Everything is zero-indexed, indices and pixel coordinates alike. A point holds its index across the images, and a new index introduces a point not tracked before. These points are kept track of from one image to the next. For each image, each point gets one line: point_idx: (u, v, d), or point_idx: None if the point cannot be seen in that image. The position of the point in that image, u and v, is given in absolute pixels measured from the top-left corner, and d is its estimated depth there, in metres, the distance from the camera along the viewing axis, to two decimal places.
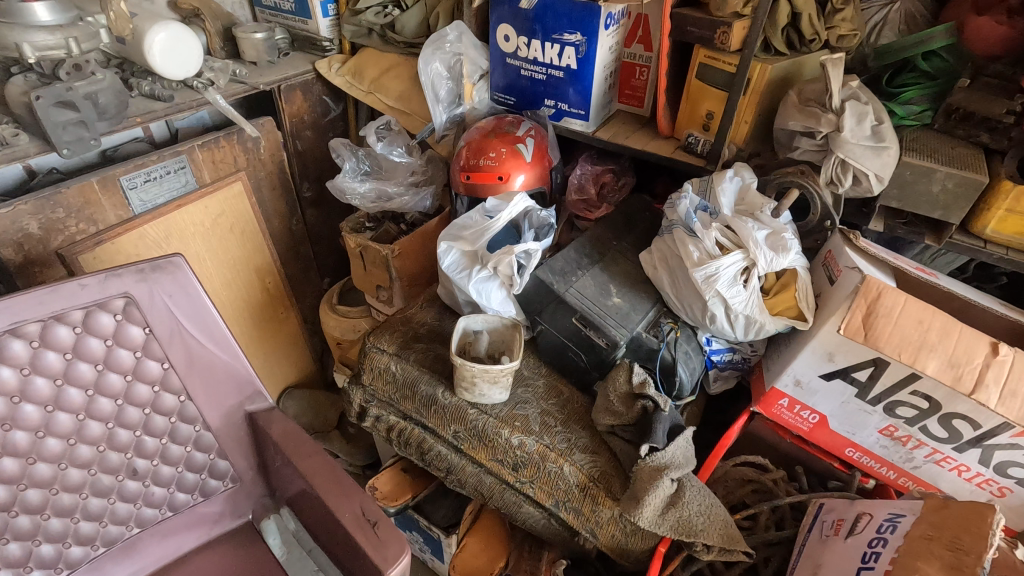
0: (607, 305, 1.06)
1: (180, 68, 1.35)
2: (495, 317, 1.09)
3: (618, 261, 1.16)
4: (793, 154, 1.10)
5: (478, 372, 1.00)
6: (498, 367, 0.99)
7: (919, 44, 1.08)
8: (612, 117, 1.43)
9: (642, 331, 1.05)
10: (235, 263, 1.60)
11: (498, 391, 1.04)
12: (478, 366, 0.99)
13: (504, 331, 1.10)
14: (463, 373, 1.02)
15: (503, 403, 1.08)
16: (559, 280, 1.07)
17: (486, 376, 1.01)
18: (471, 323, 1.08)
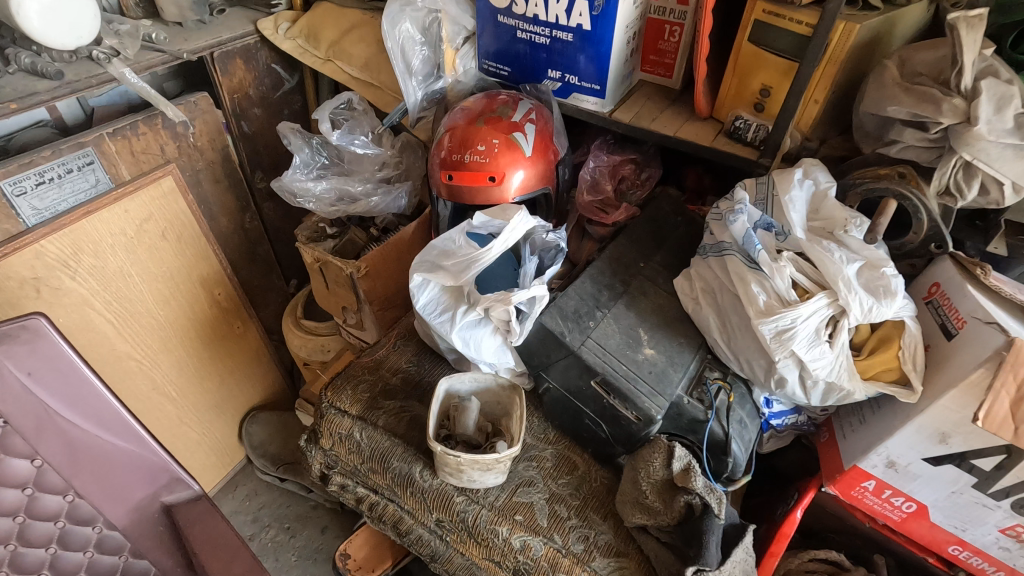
0: (636, 362, 0.79)
1: (68, 34, 1.02)
2: (488, 376, 0.83)
3: (648, 291, 0.89)
4: (889, 150, 0.81)
5: (464, 461, 0.74)
6: (492, 455, 0.74)
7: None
8: (633, 92, 1.12)
9: (682, 394, 0.79)
10: (173, 276, 1.32)
11: (494, 477, 0.79)
12: (466, 455, 0.74)
13: (501, 391, 0.84)
14: (444, 459, 0.76)
15: (500, 487, 0.83)
16: (569, 327, 0.79)
17: (476, 464, 0.75)
18: (454, 384, 0.83)
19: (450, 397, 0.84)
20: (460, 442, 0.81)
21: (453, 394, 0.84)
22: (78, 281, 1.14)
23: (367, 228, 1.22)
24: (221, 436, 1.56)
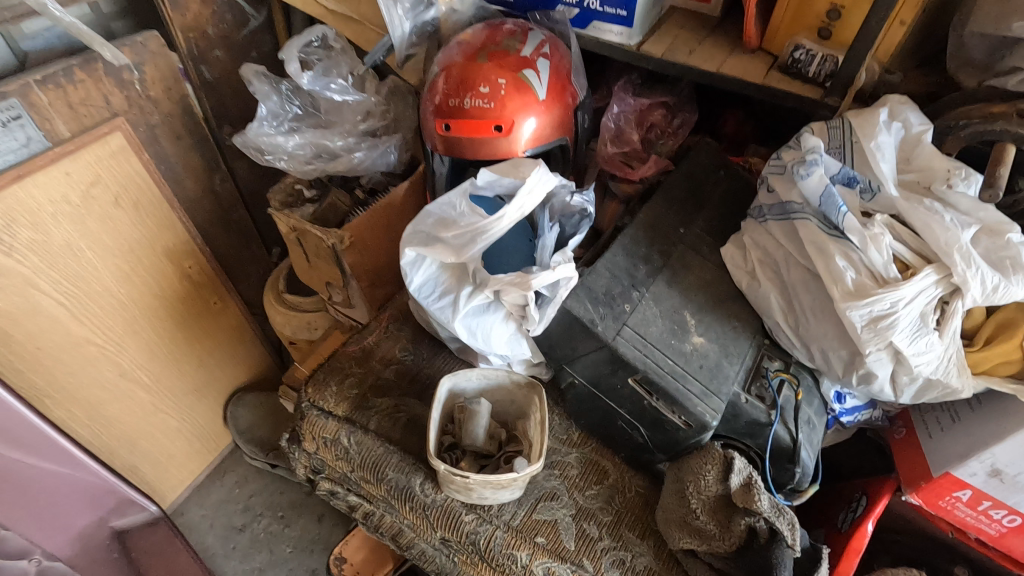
0: (684, 354, 0.64)
1: None
2: (499, 372, 0.68)
3: (691, 264, 0.73)
4: (1004, 83, 0.64)
5: (474, 481, 0.61)
6: (509, 475, 0.60)
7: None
8: (664, 20, 0.93)
9: (739, 392, 0.65)
10: (135, 249, 1.09)
11: (510, 493, 0.66)
12: (476, 475, 0.60)
13: (517, 387, 0.69)
14: (450, 477, 0.62)
15: (518, 501, 0.69)
16: (601, 314, 0.63)
17: (490, 484, 0.62)
18: (459, 380, 0.68)
19: (455, 396, 0.70)
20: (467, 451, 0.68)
21: (458, 393, 0.70)
22: (16, 259, 0.92)
23: (351, 189, 1.05)
24: (203, 422, 1.37)
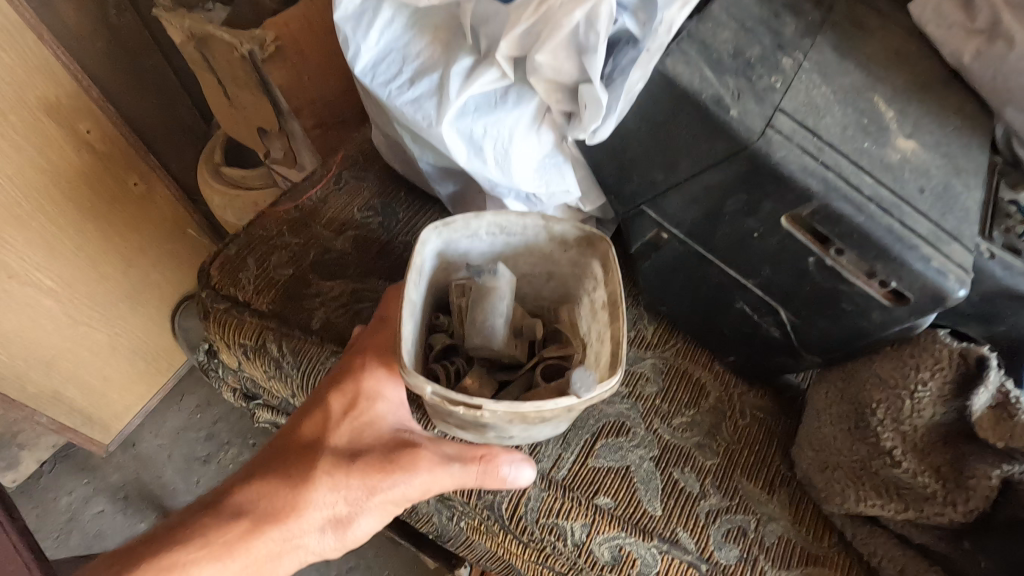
0: (892, 169, 0.33)
1: None
2: (528, 216, 0.37)
3: (864, 21, 0.40)
4: None
5: (491, 414, 0.31)
6: (562, 401, 0.31)
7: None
8: None
9: (981, 239, 0.35)
10: None
11: (554, 428, 0.38)
12: (497, 402, 0.30)
13: (558, 247, 0.39)
14: (444, 407, 0.33)
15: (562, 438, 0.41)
16: (734, 90, 0.32)
17: (521, 419, 0.32)
18: (452, 235, 0.37)
19: (447, 266, 0.40)
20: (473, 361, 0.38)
21: (452, 259, 0.39)
22: None
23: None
24: (149, 342, 0.83)
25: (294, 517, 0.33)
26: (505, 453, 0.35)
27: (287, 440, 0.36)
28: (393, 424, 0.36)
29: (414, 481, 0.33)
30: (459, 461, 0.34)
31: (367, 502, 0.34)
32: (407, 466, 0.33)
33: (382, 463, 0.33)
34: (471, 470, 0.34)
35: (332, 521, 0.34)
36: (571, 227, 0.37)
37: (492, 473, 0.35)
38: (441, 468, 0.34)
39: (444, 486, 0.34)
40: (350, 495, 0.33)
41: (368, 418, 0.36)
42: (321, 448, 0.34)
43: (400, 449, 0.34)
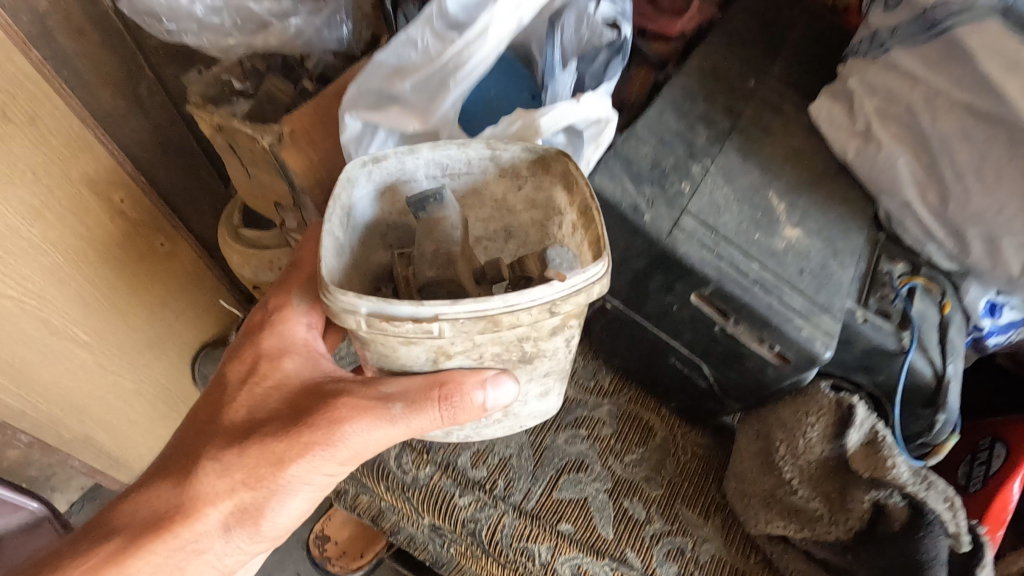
0: (779, 256, 0.42)
1: None
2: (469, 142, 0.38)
3: (769, 126, 0.50)
4: None
5: (451, 329, 0.30)
6: (539, 294, 0.30)
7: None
8: None
9: (855, 307, 0.43)
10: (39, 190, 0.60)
11: (530, 379, 0.38)
12: (453, 301, 0.29)
13: (518, 177, 0.40)
14: (399, 341, 0.32)
15: (537, 395, 0.41)
16: (648, 198, 0.41)
17: (490, 333, 0.31)
18: (383, 167, 0.38)
19: (390, 195, 0.40)
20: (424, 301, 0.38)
21: (396, 189, 0.40)
22: None
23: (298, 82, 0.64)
24: None
25: (189, 515, 0.36)
26: (470, 377, 0.34)
27: (192, 431, 0.39)
28: (301, 384, 0.39)
29: (332, 438, 0.35)
30: (402, 401, 0.34)
31: (276, 473, 0.36)
32: (312, 424, 0.36)
33: (284, 429, 0.36)
34: (425, 406, 0.34)
35: (237, 504, 0.36)
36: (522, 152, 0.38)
37: (451, 401, 0.34)
38: (374, 412, 0.35)
39: (386, 433, 0.36)
40: (248, 473, 0.36)
41: (273, 379, 0.39)
42: (224, 431, 0.38)
43: (301, 412, 0.37)
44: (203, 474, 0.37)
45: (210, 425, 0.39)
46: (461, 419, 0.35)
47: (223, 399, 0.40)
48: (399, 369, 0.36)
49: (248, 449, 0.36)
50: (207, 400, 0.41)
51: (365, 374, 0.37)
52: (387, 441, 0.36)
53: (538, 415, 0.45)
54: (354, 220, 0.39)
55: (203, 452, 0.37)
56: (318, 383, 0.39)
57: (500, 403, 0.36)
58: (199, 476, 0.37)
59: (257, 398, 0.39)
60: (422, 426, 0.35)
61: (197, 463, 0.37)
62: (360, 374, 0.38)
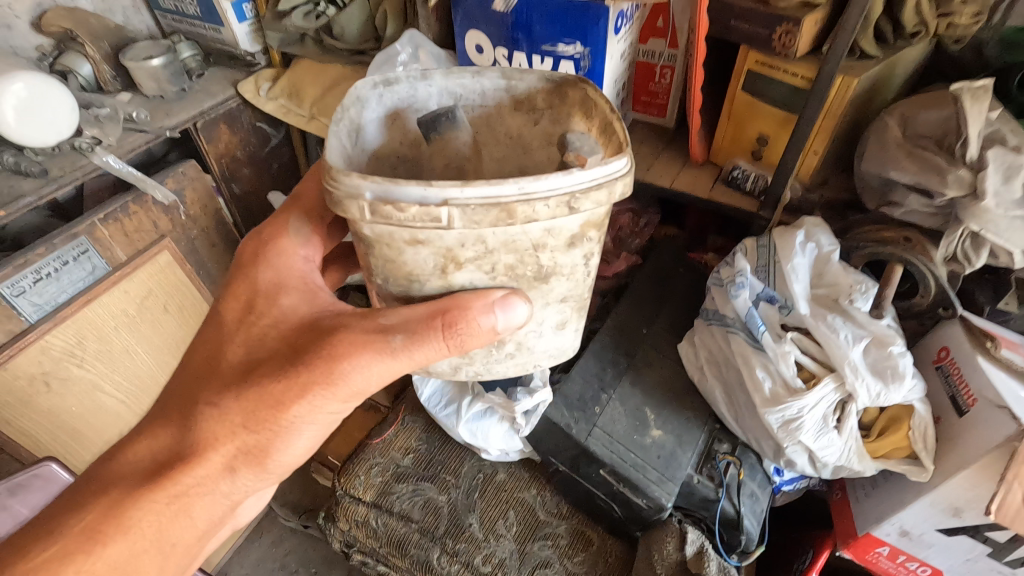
0: (645, 448, 0.79)
1: (43, 133, 0.98)
2: (482, 73, 0.54)
3: (652, 361, 0.88)
4: (891, 212, 0.77)
5: (459, 216, 0.39)
6: (554, 180, 0.40)
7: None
8: (627, 136, 1.10)
9: (692, 473, 0.79)
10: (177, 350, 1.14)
11: (544, 305, 0.49)
12: (464, 186, 0.38)
13: (534, 110, 0.56)
14: (401, 230, 0.41)
15: (552, 325, 0.51)
16: (575, 419, 0.79)
17: (503, 227, 0.41)
18: (392, 90, 0.54)
19: (393, 121, 0.55)
20: (430, 141, 0.50)
21: (399, 116, 0.55)
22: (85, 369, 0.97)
23: None
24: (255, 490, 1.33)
25: (188, 459, 0.49)
26: (479, 301, 0.44)
27: (203, 369, 0.52)
28: (296, 323, 0.51)
29: (332, 382, 0.47)
30: (402, 335, 0.45)
31: (274, 420, 0.48)
32: (306, 374, 0.47)
33: (281, 375, 0.48)
34: (435, 333, 0.45)
35: (237, 454, 0.50)
36: (539, 80, 0.54)
37: (461, 318, 0.44)
38: (373, 349, 0.46)
39: (387, 368, 0.47)
40: (242, 423, 0.48)
41: (269, 315, 0.52)
42: (226, 369, 0.51)
43: (298, 343, 0.49)
44: (212, 417, 0.49)
45: (212, 368, 0.52)
46: (474, 341, 0.46)
47: (223, 341, 0.52)
48: (397, 309, 0.47)
49: (244, 391, 0.49)
50: (209, 333, 0.54)
51: (359, 315, 0.48)
52: (386, 374, 0.48)
53: (553, 353, 0.55)
54: (361, 120, 0.52)
55: (210, 396, 0.50)
56: (307, 323, 0.51)
57: (514, 322, 0.46)
58: (209, 411, 0.49)
59: (253, 340, 0.51)
60: (424, 355, 0.46)
61: (206, 405, 0.50)
62: (347, 314, 0.50)
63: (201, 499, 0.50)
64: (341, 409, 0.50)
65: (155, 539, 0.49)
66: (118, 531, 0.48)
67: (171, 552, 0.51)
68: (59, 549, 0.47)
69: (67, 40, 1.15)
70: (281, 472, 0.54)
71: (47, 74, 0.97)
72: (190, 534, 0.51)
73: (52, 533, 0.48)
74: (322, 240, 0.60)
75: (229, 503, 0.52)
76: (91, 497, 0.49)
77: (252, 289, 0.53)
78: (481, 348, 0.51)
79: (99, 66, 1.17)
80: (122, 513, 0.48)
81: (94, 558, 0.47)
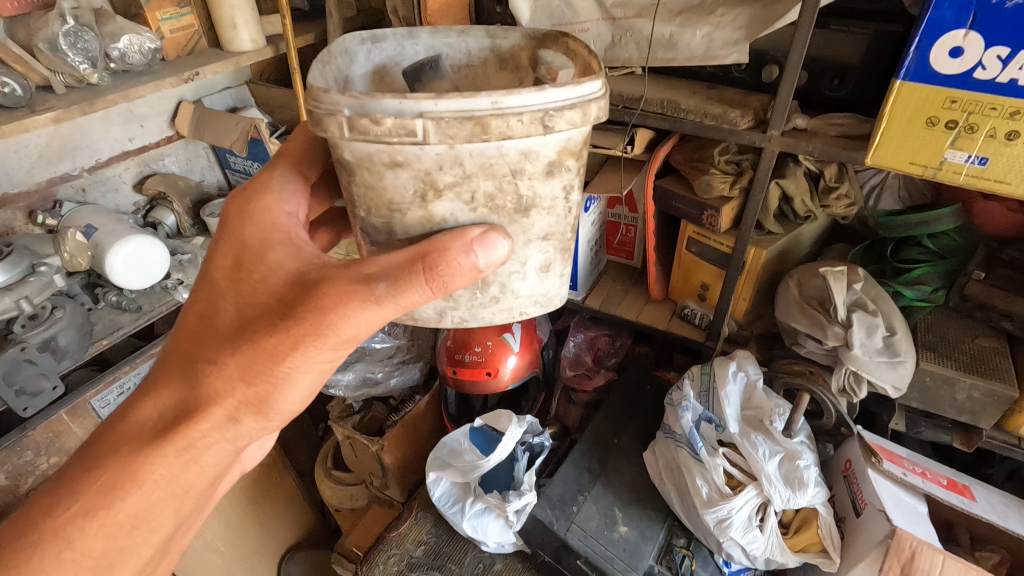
0: (614, 541, 0.98)
1: (141, 278, 1.15)
2: (466, 31, 0.64)
3: (621, 466, 1.09)
4: (798, 350, 1.01)
5: (434, 129, 0.45)
6: (526, 95, 0.45)
7: (1012, 113, 0.65)
8: (603, 274, 1.36)
9: (653, 564, 0.97)
10: None
11: (526, 242, 0.55)
12: (438, 98, 0.44)
13: (518, 68, 0.64)
14: (381, 149, 0.48)
15: (535, 266, 0.58)
16: (559, 517, 0.99)
17: (478, 142, 0.47)
18: (381, 47, 0.63)
19: (382, 75, 0.64)
20: (416, 88, 0.61)
21: (387, 71, 0.64)
22: None
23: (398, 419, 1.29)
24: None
25: (199, 411, 0.55)
26: (457, 242, 0.50)
27: (201, 331, 0.58)
28: (286, 274, 0.56)
29: (320, 308, 0.52)
30: (384, 281, 0.51)
31: (271, 366, 0.54)
32: (298, 308, 0.53)
33: (275, 325, 0.54)
34: (414, 273, 0.51)
35: (243, 403, 0.56)
36: (522, 38, 0.63)
37: (437, 261, 0.50)
38: (358, 289, 0.52)
39: (370, 305, 0.52)
40: (242, 373, 0.55)
41: (260, 273, 0.57)
42: (225, 330, 0.56)
43: (289, 286, 0.55)
44: (216, 372, 0.55)
45: (209, 327, 0.57)
46: (457, 281, 0.52)
47: (218, 299, 0.58)
48: (378, 259, 0.53)
49: (240, 348, 0.55)
50: (202, 296, 0.59)
51: (342, 267, 0.54)
52: (373, 321, 0.54)
53: (538, 299, 0.61)
54: (350, 71, 0.61)
55: (211, 353, 0.56)
56: (295, 276, 0.56)
57: (496, 260, 0.52)
58: (213, 369, 0.55)
59: (245, 296, 0.57)
60: (407, 300, 0.52)
61: (208, 362, 0.56)
62: (332, 265, 0.55)
63: (210, 448, 0.57)
64: (332, 356, 0.56)
65: (169, 487, 0.56)
66: (133, 483, 0.54)
67: (185, 497, 0.57)
68: (80, 506, 0.53)
69: (159, 198, 1.36)
70: (283, 419, 0.60)
71: (148, 235, 1.14)
72: (201, 479, 0.58)
73: (71, 492, 0.53)
74: (303, 194, 0.67)
75: (233, 448, 0.59)
76: (105, 456, 0.55)
77: (240, 249, 0.59)
78: (465, 290, 0.57)
79: (181, 217, 1.36)
80: (135, 469, 0.54)
81: (114, 509, 0.53)
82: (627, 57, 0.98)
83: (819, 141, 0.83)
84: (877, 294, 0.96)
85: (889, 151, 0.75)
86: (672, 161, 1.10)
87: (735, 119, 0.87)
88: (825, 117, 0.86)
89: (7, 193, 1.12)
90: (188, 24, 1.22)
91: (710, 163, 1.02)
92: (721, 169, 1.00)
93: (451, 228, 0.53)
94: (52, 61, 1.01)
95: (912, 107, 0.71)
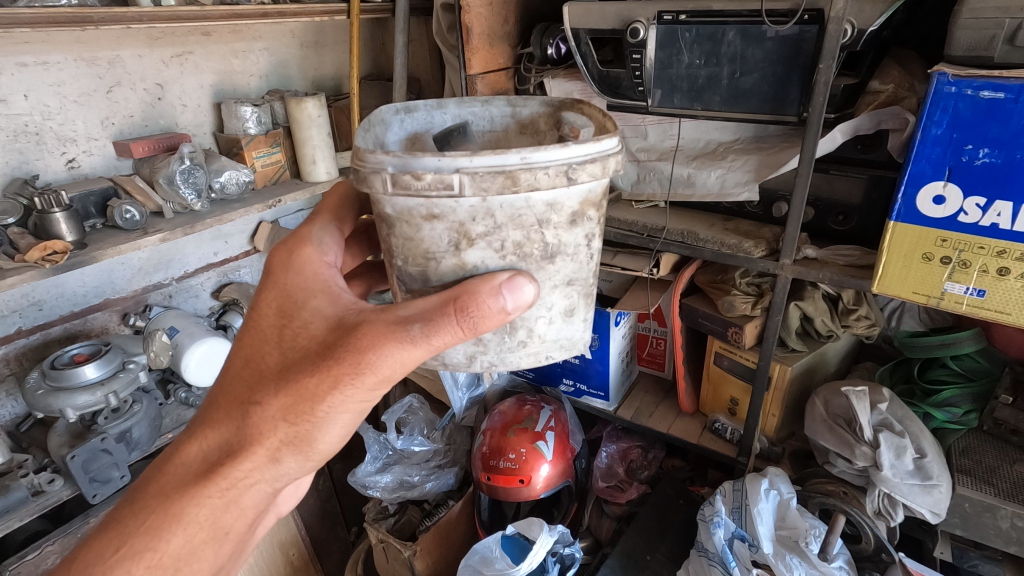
0: None
1: (212, 377, 1.24)
2: (490, 101, 0.67)
3: None
4: (831, 469, 1.02)
5: (470, 183, 0.47)
6: (554, 150, 0.48)
7: (999, 253, 0.72)
8: (633, 384, 1.41)
9: None
10: (262, 553, 1.37)
11: (551, 287, 0.56)
12: (472, 156, 0.47)
13: (538, 132, 0.67)
14: (419, 203, 0.50)
15: (560, 311, 0.58)
16: None
17: (509, 194, 0.49)
18: (412, 117, 0.66)
19: (414, 142, 0.67)
20: (449, 152, 0.65)
21: (418, 137, 0.67)
22: None
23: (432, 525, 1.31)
24: None
25: (241, 452, 0.57)
26: (487, 285, 0.51)
27: (243, 377, 0.59)
28: (326, 318, 0.57)
29: (359, 351, 0.53)
30: (419, 322, 0.52)
31: (310, 408, 0.55)
32: (338, 350, 0.54)
33: (315, 367, 0.55)
34: (450, 314, 0.51)
35: (281, 445, 0.57)
36: (541, 106, 0.66)
37: (472, 301, 0.51)
38: (396, 330, 0.53)
39: (405, 344, 0.53)
40: (283, 416, 0.56)
41: (301, 318, 0.58)
42: (268, 374, 0.57)
43: (327, 330, 0.56)
44: (258, 413, 0.56)
45: (252, 372, 0.58)
46: (488, 324, 0.52)
47: (261, 344, 0.59)
48: (414, 302, 0.54)
49: (283, 388, 0.56)
50: (245, 342, 0.60)
51: (379, 310, 0.55)
52: (409, 361, 0.54)
53: (562, 343, 0.61)
54: (386, 138, 0.64)
55: (252, 394, 0.57)
56: (334, 321, 0.57)
57: (523, 302, 0.53)
58: (254, 411, 0.56)
59: (287, 341, 0.58)
60: (440, 340, 0.52)
61: (250, 404, 0.57)
62: (370, 308, 0.56)
63: (250, 488, 0.58)
64: (369, 396, 0.56)
65: (212, 528, 0.57)
66: (179, 523, 0.56)
67: (225, 539, 0.59)
68: (128, 548, 0.55)
69: (232, 305, 1.47)
70: (322, 459, 0.61)
71: (223, 338, 1.26)
72: (241, 520, 0.59)
73: (121, 531, 0.56)
74: (340, 244, 0.69)
75: (272, 489, 0.60)
76: (155, 497, 0.57)
77: (283, 297, 0.60)
78: (494, 334, 0.57)
79: None
80: (180, 509, 0.56)
81: (160, 550, 0.55)
82: (651, 192, 1.12)
83: (829, 269, 0.91)
84: (904, 414, 0.98)
85: (893, 281, 0.82)
86: (697, 281, 1.18)
87: (748, 248, 0.97)
88: (833, 248, 0.96)
89: (107, 298, 1.26)
90: (277, 160, 1.35)
91: (731, 283, 1.09)
92: (744, 290, 1.07)
93: (483, 274, 0.53)
94: (167, 192, 1.14)
95: (908, 245, 0.79)
